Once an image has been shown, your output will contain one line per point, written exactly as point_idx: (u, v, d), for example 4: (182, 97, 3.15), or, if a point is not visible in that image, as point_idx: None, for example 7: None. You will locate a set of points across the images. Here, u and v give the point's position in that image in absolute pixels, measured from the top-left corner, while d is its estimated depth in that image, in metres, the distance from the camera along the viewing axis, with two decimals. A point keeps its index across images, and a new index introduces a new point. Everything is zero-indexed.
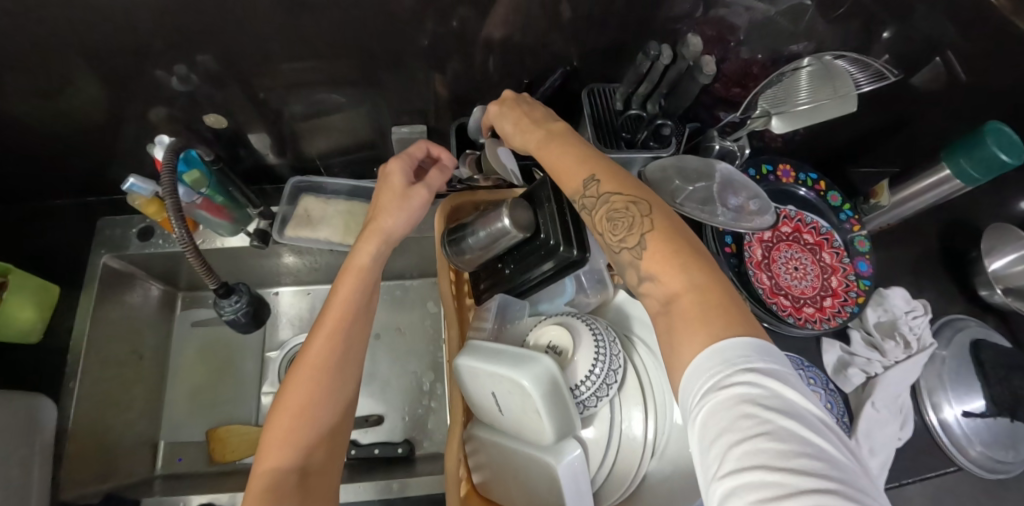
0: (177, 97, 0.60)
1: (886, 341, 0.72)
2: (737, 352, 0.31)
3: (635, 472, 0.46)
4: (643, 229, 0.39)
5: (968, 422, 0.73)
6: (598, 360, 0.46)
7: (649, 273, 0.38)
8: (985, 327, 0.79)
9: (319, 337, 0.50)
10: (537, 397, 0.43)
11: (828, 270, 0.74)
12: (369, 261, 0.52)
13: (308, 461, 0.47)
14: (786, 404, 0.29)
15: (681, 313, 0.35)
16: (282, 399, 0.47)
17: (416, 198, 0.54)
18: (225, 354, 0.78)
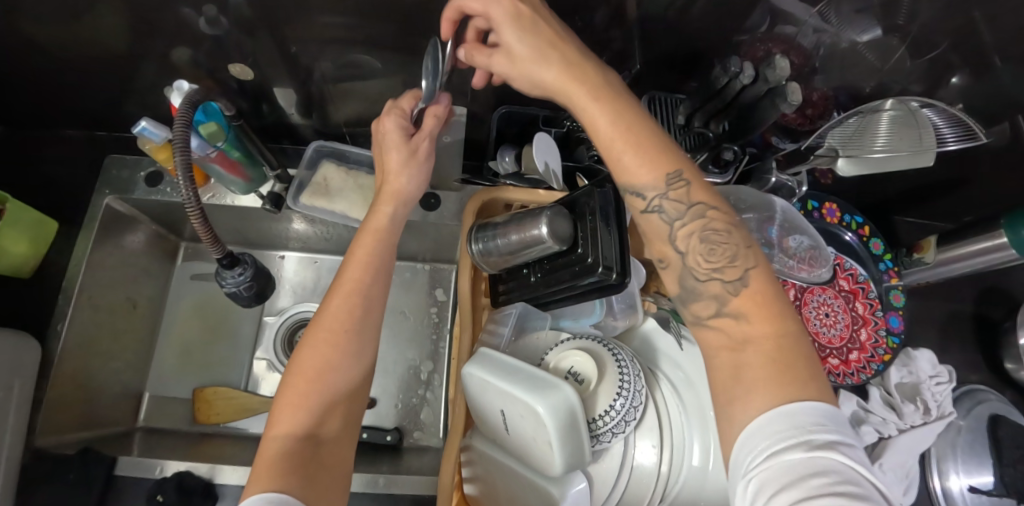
0: (204, 39, 0.56)
1: (905, 404, 0.70)
2: (814, 418, 0.31)
3: None
4: (747, 263, 0.38)
5: (973, 498, 0.71)
6: (621, 395, 0.42)
7: (738, 311, 0.37)
8: (1006, 404, 0.76)
9: (337, 297, 0.46)
10: (552, 428, 0.40)
11: (858, 321, 0.71)
12: (386, 224, 0.50)
13: (323, 427, 0.43)
14: (858, 479, 0.28)
15: (756, 359, 0.34)
16: (296, 367, 0.44)
17: (426, 150, 0.52)
18: (222, 313, 0.75)
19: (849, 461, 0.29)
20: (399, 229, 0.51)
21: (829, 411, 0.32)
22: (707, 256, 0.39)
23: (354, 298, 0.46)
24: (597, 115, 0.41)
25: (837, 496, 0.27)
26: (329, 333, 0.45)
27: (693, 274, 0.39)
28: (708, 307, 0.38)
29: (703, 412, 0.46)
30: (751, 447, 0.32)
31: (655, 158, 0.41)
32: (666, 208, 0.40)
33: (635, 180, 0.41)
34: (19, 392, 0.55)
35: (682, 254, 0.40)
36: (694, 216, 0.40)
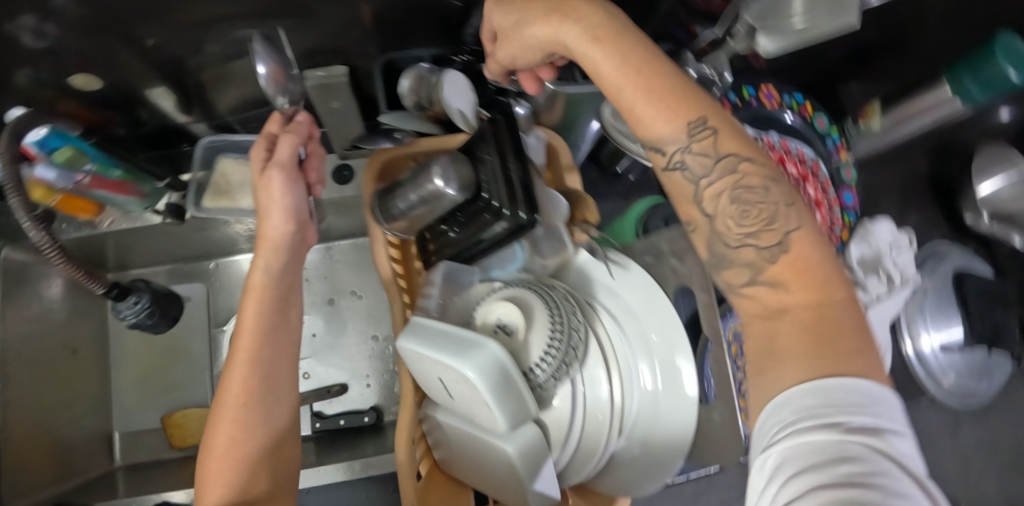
0: (39, 55, 0.49)
1: (869, 278, 0.68)
2: (858, 402, 0.27)
3: (601, 450, 0.43)
4: (788, 226, 0.33)
5: (945, 356, 0.72)
6: (555, 337, 0.39)
7: (774, 278, 0.32)
8: (969, 257, 0.75)
9: (233, 368, 0.45)
10: (484, 389, 0.37)
11: (812, 206, 0.67)
12: (266, 278, 0.48)
13: (258, 489, 0.43)
14: (904, 481, 0.24)
15: (793, 335, 0.31)
16: (207, 446, 0.43)
17: (278, 179, 0.46)
18: (169, 337, 0.73)
19: (893, 461, 0.25)
20: (281, 278, 0.49)
21: (880, 398, 0.27)
22: (741, 217, 0.34)
23: (250, 364, 0.45)
24: (611, 67, 0.36)
25: (857, 484, 0.23)
26: (231, 406, 0.44)
27: (723, 239, 0.35)
28: (741, 275, 0.34)
29: (645, 329, 0.44)
30: (776, 420, 0.29)
31: (674, 103, 0.35)
32: (691, 164, 0.35)
33: (654, 116, 0.36)
34: None
35: (708, 215, 0.35)
36: (725, 170, 0.34)
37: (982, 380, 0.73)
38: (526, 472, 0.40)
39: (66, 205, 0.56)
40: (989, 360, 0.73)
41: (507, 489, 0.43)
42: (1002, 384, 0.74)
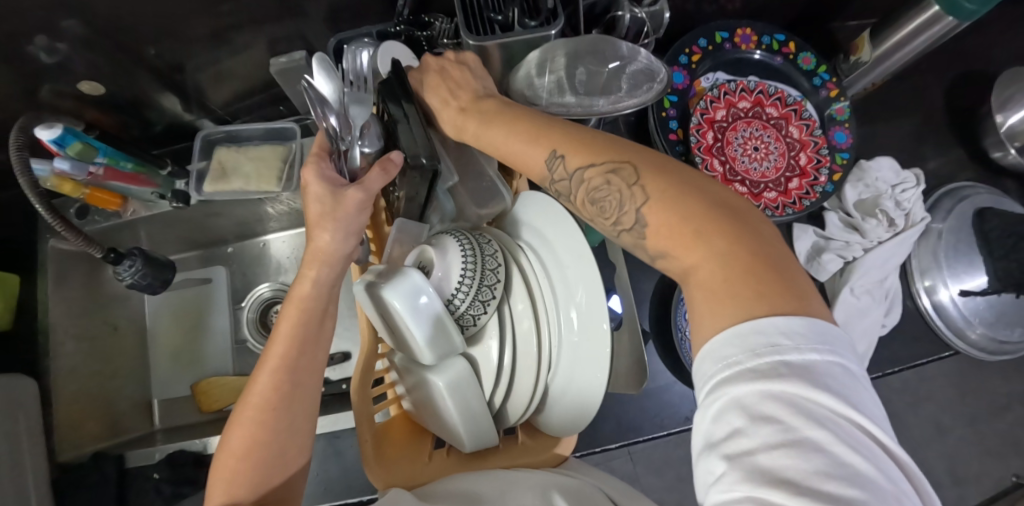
0: (56, 68, 0.57)
1: (867, 220, 0.64)
2: (761, 342, 0.28)
3: (534, 387, 0.46)
4: (640, 204, 0.34)
5: (967, 303, 0.65)
6: (469, 272, 0.43)
7: (658, 250, 0.34)
8: (996, 194, 0.68)
9: (262, 374, 0.44)
10: (408, 317, 0.41)
11: (796, 147, 0.67)
12: (311, 290, 0.46)
13: (266, 490, 0.43)
14: (823, 412, 0.26)
15: (700, 291, 0.32)
16: (227, 442, 0.43)
17: (354, 200, 0.45)
18: (197, 313, 0.82)
19: (809, 394, 0.27)
20: (327, 291, 0.47)
21: (799, 330, 0.28)
22: (603, 212, 0.37)
23: (277, 375, 0.44)
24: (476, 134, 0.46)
25: (782, 447, 0.26)
26: (255, 410, 0.43)
27: (609, 235, 0.38)
28: (642, 257, 0.36)
29: (567, 278, 0.45)
30: (707, 368, 0.29)
31: (530, 139, 0.41)
32: (557, 188, 0.40)
33: (524, 162, 0.41)
34: (25, 419, 0.63)
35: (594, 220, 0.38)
36: (583, 178, 0.38)
37: (1017, 329, 0.66)
38: (455, 401, 0.44)
39: (92, 197, 0.65)
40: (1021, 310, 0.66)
41: (443, 424, 0.46)
42: None
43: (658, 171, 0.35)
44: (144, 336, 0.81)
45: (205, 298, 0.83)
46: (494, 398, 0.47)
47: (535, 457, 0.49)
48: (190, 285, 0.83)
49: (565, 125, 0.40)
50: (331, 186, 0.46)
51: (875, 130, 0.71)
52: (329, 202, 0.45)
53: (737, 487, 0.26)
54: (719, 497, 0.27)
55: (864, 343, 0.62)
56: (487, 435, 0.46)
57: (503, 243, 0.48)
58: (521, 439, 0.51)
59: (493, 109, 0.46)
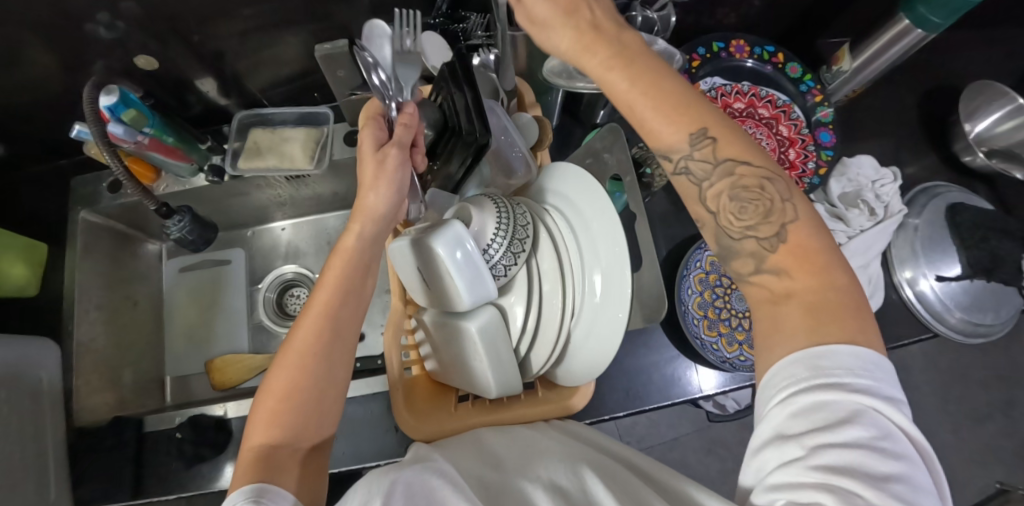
0: (111, 46, 0.62)
1: (850, 210, 0.69)
2: (848, 364, 0.34)
3: (557, 333, 0.50)
4: (784, 219, 0.38)
5: (944, 289, 0.70)
6: (501, 225, 0.49)
7: (778, 267, 0.37)
8: (966, 193, 0.74)
9: (306, 322, 0.46)
10: (446, 260, 0.46)
11: (785, 143, 0.72)
12: (357, 242, 0.49)
13: (305, 435, 0.43)
14: (886, 424, 0.33)
15: (797, 308, 0.36)
16: (267, 384, 0.44)
17: (395, 157, 0.49)
18: (213, 294, 0.84)
19: (877, 409, 0.33)
20: (369, 247, 0.50)
21: (872, 359, 0.34)
22: (740, 213, 0.39)
23: (320, 322, 0.46)
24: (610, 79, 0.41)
25: (856, 447, 0.32)
26: (298, 354, 0.44)
27: (728, 232, 0.39)
28: (748, 264, 0.39)
29: (590, 233, 0.50)
30: (789, 373, 0.35)
31: (676, 112, 0.40)
32: (692, 170, 0.40)
33: (665, 135, 0.40)
34: (47, 382, 0.64)
35: (714, 213, 0.40)
36: (724, 173, 0.39)
37: (989, 313, 0.71)
38: (483, 345, 0.48)
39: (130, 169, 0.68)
40: (994, 294, 0.71)
41: (471, 371, 0.50)
42: (1012, 317, 0.71)
43: (801, 196, 0.39)
44: (160, 314, 0.83)
45: (223, 280, 0.85)
46: (518, 345, 0.51)
47: (550, 406, 0.52)
48: (208, 267, 0.85)
49: (713, 110, 0.40)
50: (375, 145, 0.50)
51: (856, 136, 0.79)
52: (372, 160, 0.49)
53: (809, 472, 0.32)
54: (790, 478, 0.32)
55: None
56: (510, 382, 0.49)
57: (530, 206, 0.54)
58: (538, 390, 0.54)
59: (639, 58, 0.41)
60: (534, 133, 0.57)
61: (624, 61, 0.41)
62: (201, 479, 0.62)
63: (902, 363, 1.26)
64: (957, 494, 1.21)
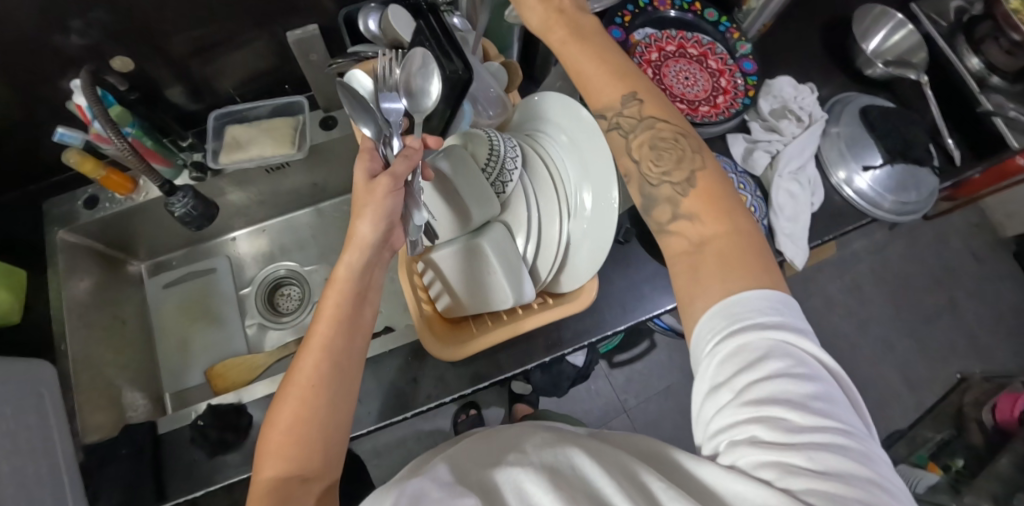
0: (81, 55, 0.62)
1: (781, 121, 0.79)
2: (754, 306, 0.38)
3: (557, 233, 0.55)
4: (692, 166, 0.45)
5: (872, 178, 0.80)
6: (493, 144, 0.54)
7: (689, 211, 0.44)
8: (873, 97, 0.86)
9: (308, 352, 0.43)
10: (453, 176, 0.53)
11: (716, 74, 0.82)
12: (347, 271, 0.46)
13: (313, 467, 0.40)
14: (801, 354, 0.36)
15: (713, 249, 0.41)
16: (270, 419, 0.41)
17: (386, 185, 0.46)
18: (201, 303, 0.84)
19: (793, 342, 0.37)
20: (360, 274, 0.46)
21: (783, 301, 0.38)
22: (659, 162, 0.47)
23: (321, 353, 0.42)
24: (564, 47, 0.49)
25: (781, 378, 0.35)
26: (303, 384, 0.41)
27: (648, 180, 0.47)
28: (666, 212, 0.45)
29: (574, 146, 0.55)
30: (712, 324, 0.38)
31: (613, 77, 0.49)
32: (624, 123, 0.49)
33: (606, 90, 0.49)
34: (50, 402, 0.62)
35: (637, 162, 0.48)
36: (647, 128, 0.48)
37: (914, 192, 0.81)
38: (496, 257, 0.53)
39: (108, 180, 0.68)
40: (914, 175, 0.81)
41: (488, 287, 0.53)
42: (932, 191, 0.82)
43: (709, 151, 0.47)
44: (148, 332, 0.82)
45: (209, 289, 0.85)
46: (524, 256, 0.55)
47: (561, 309, 0.55)
48: (192, 279, 0.85)
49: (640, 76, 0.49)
50: (369, 175, 0.47)
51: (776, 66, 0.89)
52: (361, 186, 0.46)
53: (743, 407, 0.35)
54: (730, 419, 0.36)
55: (801, 217, 0.75)
56: (522, 289, 0.52)
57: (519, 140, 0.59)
58: (547, 300, 0.57)
59: (589, 33, 0.50)
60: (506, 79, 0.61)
61: (563, 26, 0.49)
62: (231, 465, 0.62)
63: (855, 281, 1.38)
64: (924, 389, 1.32)
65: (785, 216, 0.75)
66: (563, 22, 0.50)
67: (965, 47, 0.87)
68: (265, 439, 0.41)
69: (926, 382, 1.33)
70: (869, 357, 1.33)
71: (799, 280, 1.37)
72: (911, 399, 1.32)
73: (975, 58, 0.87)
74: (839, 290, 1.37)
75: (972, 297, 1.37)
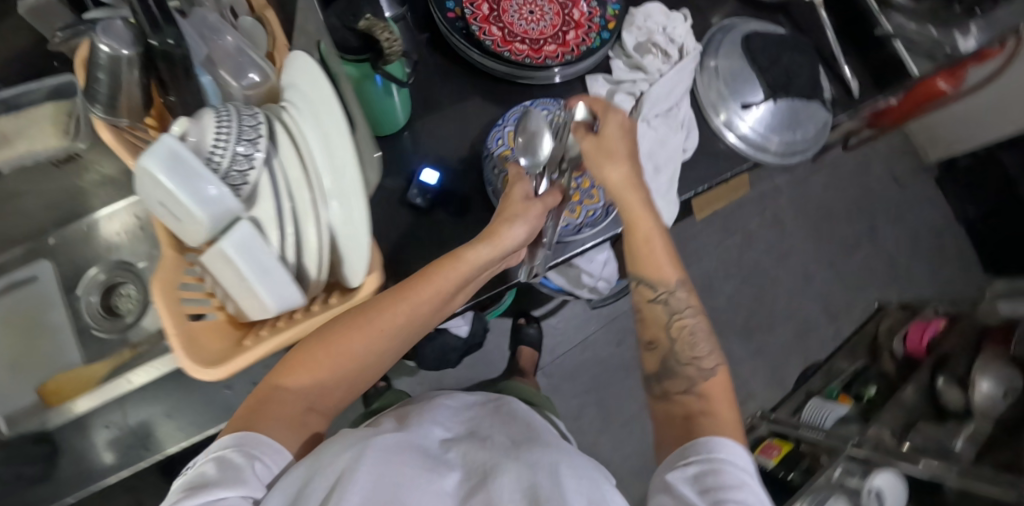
0: None
1: (646, 57, 0.68)
2: (702, 449, 0.45)
3: (314, 227, 0.46)
4: (708, 375, 0.52)
5: (750, 115, 0.71)
6: (220, 128, 0.43)
7: (703, 392, 0.51)
8: (759, 23, 0.76)
9: (427, 292, 0.50)
10: (161, 173, 0.41)
11: (568, 5, 0.68)
12: (477, 262, 0.52)
13: (322, 398, 0.49)
14: (756, 497, 0.42)
15: (727, 426, 0.48)
16: (319, 334, 0.49)
17: (535, 210, 0.55)
18: (28, 315, 0.75)
19: (749, 484, 0.42)
20: (476, 272, 0.53)
21: (743, 455, 0.45)
22: (692, 349, 0.55)
23: (447, 294, 0.51)
24: (635, 206, 0.56)
25: (739, 500, 0.40)
26: (379, 329, 0.49)
27: (677, 359, 0.55)
28: (680, 385, 0.52)
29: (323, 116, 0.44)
30: (692, 451, 0.45)
31: (671, 257, 0.57)
32: (670, 302, 0.56)
33: (662, 270, 0.56)
34: None
35: (672, 339, 0.56)
36: (685, 316, 0.57)
37: (798, 130, 0.73)
38: (243, 262, 0.44)
39: None
40: (799, 110, 0.72)
41: (248, 293, 0.46)
42: (818, 129, 0.74)
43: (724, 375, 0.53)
44: None
45: (37, 296, 0.76)
46: (285, 256, 0.46)
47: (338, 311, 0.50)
48: (12, 289, 0.75)
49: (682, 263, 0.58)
50: (523, 193, 0.56)
51: None
52: (520, 202, 0.55)
53: None
54: None
55: (669, 166, 0.68)
56: (282, 294, 0.46)
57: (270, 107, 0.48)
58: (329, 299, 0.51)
59: (648, 225, 0.56)
60: (263, 39, 0.51)
61: (643, 218, 0.56)
62: None
63: (775, 217, 1.34)
64: (843, 319, 1.33)
65: (652, 166, 0.67)
66: (653, 242, 0.56)
67: None
68: (308, 347, 0.48)
69: (846, 313, 1.33)
70: (790, 292, 1.33)
71: (718, 219, 1.33)
72: (831, 330, 1.32)
73: None
74: (761, 227, 1.34)
75: (892, 224, 1.37)
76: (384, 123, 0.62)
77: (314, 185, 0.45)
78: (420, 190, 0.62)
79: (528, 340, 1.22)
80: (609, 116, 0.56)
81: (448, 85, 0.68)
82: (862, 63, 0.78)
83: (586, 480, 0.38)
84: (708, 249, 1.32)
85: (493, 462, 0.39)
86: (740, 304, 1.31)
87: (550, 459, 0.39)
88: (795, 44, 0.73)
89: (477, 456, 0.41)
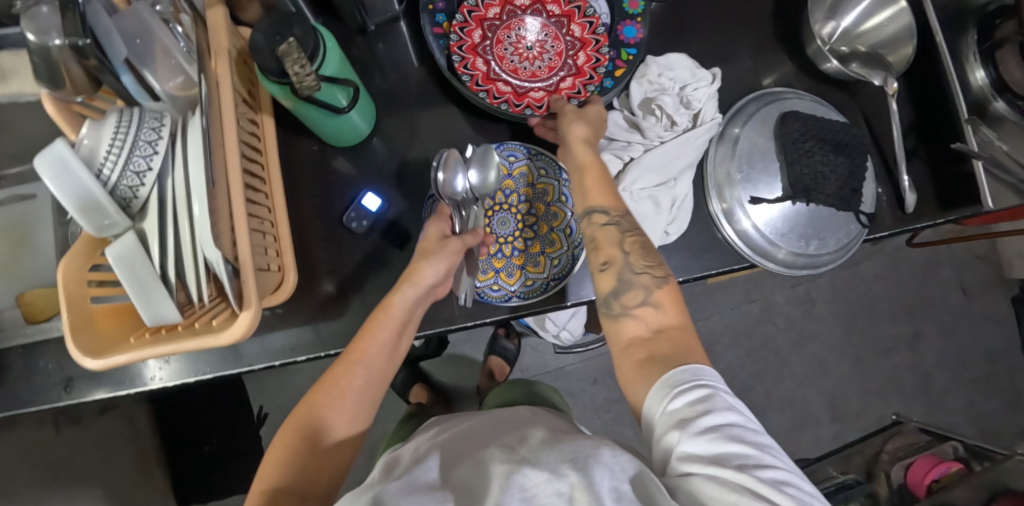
0: None
1: (646, 118, 0.60)
2: (687, 375, 0.42)
3: (190, 252, 0.43)
4: (658, 288, 0.50)
5: (756, 211, 0.60)
6: (117, 137, 0.43)
7: (658, 301, 0.49)
8: (810, 102, 0.63)
9: (369, 354, 0.53)
10: (47, 179, 0.39)
11: (575, 46, 0.62)
12: (405, 304, 0.54)
13: (310, 481, 0.49)
14: (740, 409, 0.41)
15: (672, 335, 0.48)
16: (293, 417, 0.52)
17: (457, 243, 0.55)
18: None
19: (733, 404, 0.41)
20: (414, 307, 0.55)
21: (705, 368, 0.43)
22: (644, 256, 0.52)
23: (392, 347, 0.55)
24: (578, 148, 0.55)
25: (735, 425, 0.39)
26: (335, 397, 0.53)
27: (631, 267, 0.51)
28: (636, 296, 0.50)
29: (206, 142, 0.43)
30: (665, 387, 0.42)
31: (609, 193, 0.54)
32: (624, 222, 0.53)
33: (602, 192, 0.54)
34: None
35: (625, 253, 0.51)
36: (631, 246, 0.52)
37: (813, 241, 0.60)
38: (121, 274, 0.42)
39: None
40: (819, 219, 0.60)
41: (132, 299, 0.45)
42: (840, 246, 0.61)
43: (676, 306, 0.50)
44: None
45: None
46: (166, 274, 0.45)
47: (211, 336, 0.46)
48: None
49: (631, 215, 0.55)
50: (441, 232, 0.57)
51: (694, 33, 0.67)
52: (436, 240, 0.56)
53: (705, 446, 0.38)
54: (688, 454, 0.38)
55: None
56: (157, 313, 0.44)
57: (184, 119, 0.47)
58: (215, 319, 0.48)
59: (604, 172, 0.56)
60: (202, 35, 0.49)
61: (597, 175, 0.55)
62: None
63: (808, 294, 1.22)
64: (849, 424, 1.20)
65: None
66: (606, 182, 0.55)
67: (972, 52, 0.65)
68: (286, 435, 0.51)
69: (856, 417, 1.20)
70: (798, 377, 1.21)
71: (741, 281, 1.21)
72: (832, 431, 1.20)
73: (981, 70, 0.65)
74: (786, 301, 1.22)
75: (942, 335, 1.23)
76: (346, 136, 0.60)
77: (186, 209, 0.43)
78: (357, 214, 0.61)
79: (501, 351, 1.18)
80: (570, 125, 0.56)
81: (442, 112, 0.66)
82: (927, 177, 0.65)
83: (582, 448, 0.38)
84: (720, 310, 1.21)
85: (496, 471, 0.37)
86: (737, 376, 1.20)
87: (569, 452, 0.38)
88: (839, 139, 0.59)
89: (481, 469, 0.39)
